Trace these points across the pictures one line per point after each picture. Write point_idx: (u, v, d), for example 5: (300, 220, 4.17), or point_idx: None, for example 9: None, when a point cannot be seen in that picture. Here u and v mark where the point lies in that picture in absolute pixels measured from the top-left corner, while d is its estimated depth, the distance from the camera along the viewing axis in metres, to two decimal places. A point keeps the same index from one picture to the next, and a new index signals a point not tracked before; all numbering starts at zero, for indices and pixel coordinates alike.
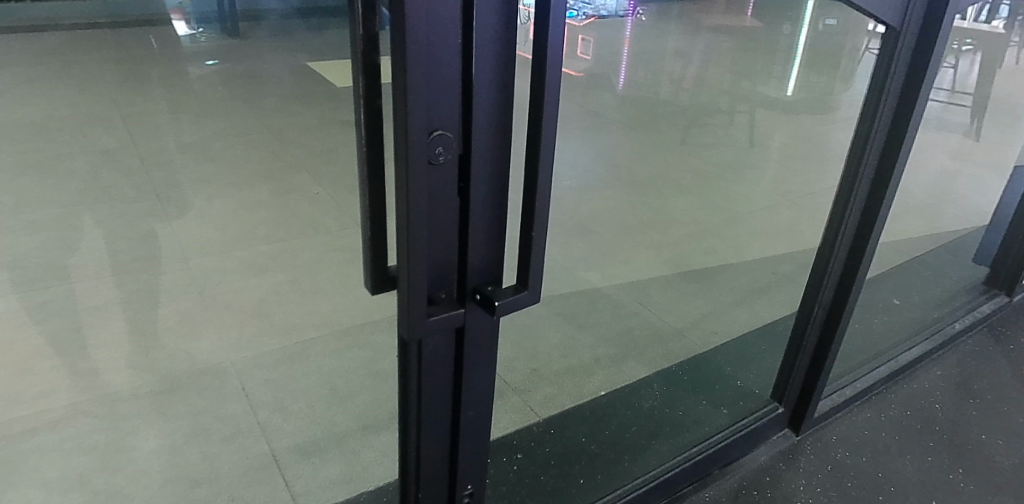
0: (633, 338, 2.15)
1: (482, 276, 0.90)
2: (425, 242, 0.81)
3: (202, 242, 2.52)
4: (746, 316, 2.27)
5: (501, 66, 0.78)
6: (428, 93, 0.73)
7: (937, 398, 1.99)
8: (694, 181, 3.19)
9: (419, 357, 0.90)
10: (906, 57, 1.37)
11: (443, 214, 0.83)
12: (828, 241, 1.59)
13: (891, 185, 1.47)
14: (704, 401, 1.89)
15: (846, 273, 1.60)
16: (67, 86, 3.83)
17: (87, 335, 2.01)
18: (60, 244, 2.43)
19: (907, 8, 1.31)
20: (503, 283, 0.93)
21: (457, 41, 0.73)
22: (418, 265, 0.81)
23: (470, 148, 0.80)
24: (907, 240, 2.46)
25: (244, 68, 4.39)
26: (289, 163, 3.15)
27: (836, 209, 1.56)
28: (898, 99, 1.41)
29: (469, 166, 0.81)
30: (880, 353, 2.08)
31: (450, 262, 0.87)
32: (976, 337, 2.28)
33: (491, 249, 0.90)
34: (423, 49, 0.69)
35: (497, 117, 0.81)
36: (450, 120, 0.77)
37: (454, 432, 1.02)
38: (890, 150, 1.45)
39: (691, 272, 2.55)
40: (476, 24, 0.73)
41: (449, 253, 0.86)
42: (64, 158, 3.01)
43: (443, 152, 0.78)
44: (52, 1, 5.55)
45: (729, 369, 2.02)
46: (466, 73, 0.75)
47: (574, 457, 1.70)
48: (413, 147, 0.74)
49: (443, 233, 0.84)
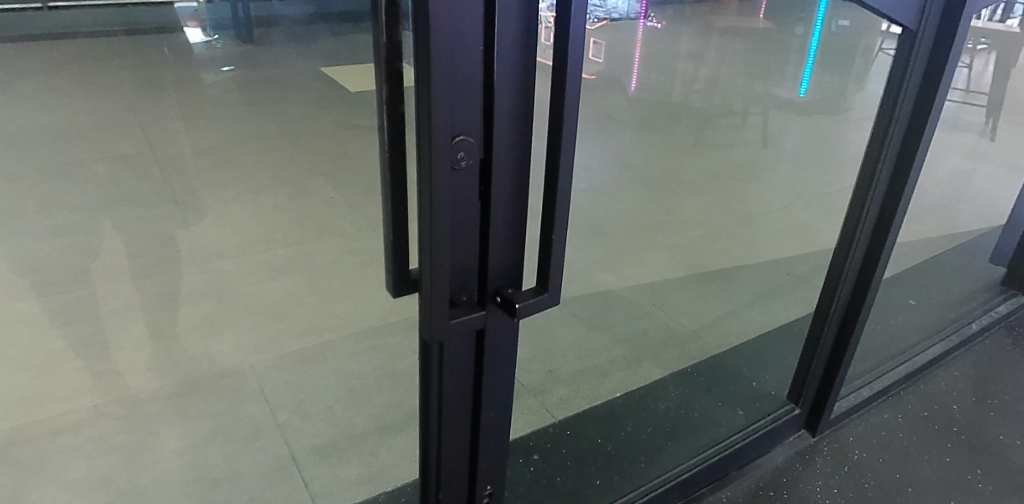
0: (648, 340, 2.16)
1: (502, 279, 0.92)
2: (447, 245, 0.82)
3: (220, 246, 2.56)
4: (761, 317, 2.27)
5: (522, 72, 0.79)
6: (451, 99, 0.74)
7: (955, 398, 1.98)
8: (707, 182, 3.19)
9: (440, 358, 0.92)
10: (922, 58, 1.37)
11: (464, 217, 0.84)
12: (845, 243, 1.59)
13: (908, 186, 1.47)
14: (720, 403, 1.89)
15: (862, 275, 1.60)
16: (86, 93, 3.89)
17: (109, 338, 2.05)
18: (81, 248, 2.48)
19: (922, 9, 1.31)
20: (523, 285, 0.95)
21: (479, 48, 0.74)
22: (440, 267, 0.83)
23: (491, 153, 0.82)
24: (924, 240, 2.45)
25: (259, 73, 4.44)
26: (304, 167, 3.19)
27: (852, 209, 1.56)
28: (915, 100, 1.41)
29: (490, 170, 0.83)
30: (897, 353, 2.07)
31: (470, 264, 0.88)
32: (994, 337, 2.27)
33: (511, 252, 0.91)
34: (445, 56, 0.71)
35: (517, 121, 0.82)
36: (472, 125, 0.78)
37: (474, 433, 1.03)
38: (907, 152, 1.45)
39: (705, 273, 2.56)
40: (497, 31, 0.74)
41: (470, 256, 0.88)
42: (84, 164, 3.06)
43: (464, 157, 0.79)
44: (70, 10, 5.64)
45: (745, 370, 2.03)
46: (488, 79, 0.77)
47: (590, 458, 1.71)
48: (436, 152, 0.75)
49: (465, 236, 0.86)
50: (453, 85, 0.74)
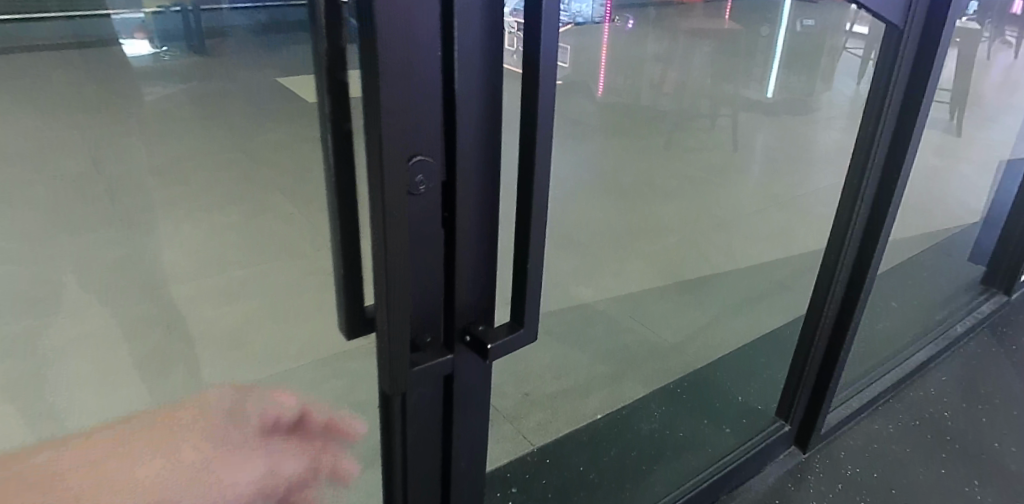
0: (629, 355, 2.06)
1: (472, 317, 0.81)
2: (406, 282, 0.71)
3: (171, 269, 2.40)
4: (744, 327, 2.20)
5: (489, 79, 0.69)
6: (406, 117, 0.63)
7: (945, 403, 1.92)
8: (679, 186, 3.10)
9: (403, 409, 0.79)
10: (909, 57, 1.29)
11: (427, 251, 0.73)
12: (832, 253, 1.51)
13: (896, 194, 1.40)
14: (706, 421, 1.80)
15: (850, 286, 1.53)
16: (28, 110, 3.68)
17: (48, 375, 1.89)
18: (19, 278, 2.30)
19: (909, 5, 1.24)
20: (495, 321, 0.84)
21: (439, 54, 0.63)
22: (399, 308, 0.71)
23: (455, 173, 0.71)
24: (903, 242, 2.41)
25: (212, 85, 4.24)
26: (262, 182, 3.03)
27: (841, 213, 1.48)
28: (903, 101, 1.34)
29: (454, 196, 0.72)
30: (884, 359, 2.01)
31: (434, 303, 0.77)
32: (977, 338, 2.23)
33: (481, 284, 0.80)
34: (398, 68, 0.60)
35: (484, 137, 0.71)
36: (431, 145, 0.67)
37: (443, 487, 0.91)
38: (894, 155, 1.38)
39: (683, 283, 2.45)
40: (459, 34, 0.63)
41: (434, 293, 0.77)
42: (24, 186, 2.87)
43: (424, 181, 0.68)
44: (13, 24, 5.40)
45: (730, 384, 1.94)
46: (448, 94, 0.66)
47: (573, 489, 1.61)
48: (391, 178, 0.64)
49: (427, 272, 0.74)
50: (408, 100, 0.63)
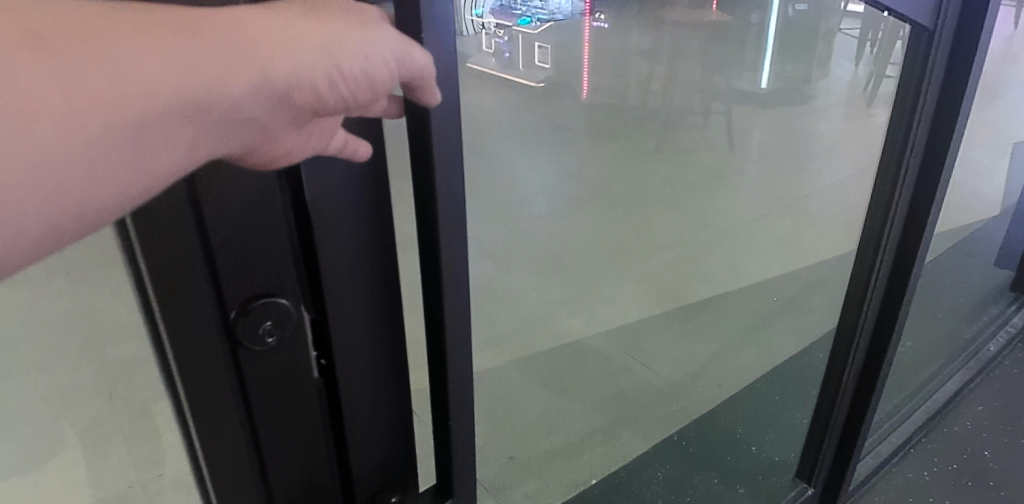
0: (627, 401, 1.84)
1: (367, 469, 0.67)
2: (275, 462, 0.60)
3: None
4: (754, 357, 1.98)
5: (366, 207, 0.56)
6: (220, 258, 0.49)
7: (985, 439, 1.70)
8: (674, 191, 2.84)
9: None
10: (940, 65, 1.07)
11: (290, 408, 0.58)
12: (856, 295, 1.29)
13: (930, 221, 1.18)
14: (716, 480, 1.60)
15: (873, 332, 1.31)
16: None
17: None
18: None
19: (941, 2, 1.01)
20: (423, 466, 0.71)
21: (280, 201, 0.51)
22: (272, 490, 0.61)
23: (331, 326, 0.58)
24: (947, 231, 2.13)
25: None
26: None
27: (865, 245, 1.26)
28: (934, 115, 1.12)
29: (334, 351, 0.59)
30: (917, 391, 1.77)
31: (312, 462, 0.63)
32: (1012, 356, 2.02)
33: (395, 432, 0.68)
34: (199, 241, 0.47)
35: (372, 272, 0.59)
36: (271, 284, 0.53)
37: None
38: (925, 180, 1.16)
39: (685, 306, 2.21)
40: (307, 176, 0.50)
41: (308, 451, 0.62)
42: None
43: (274, 329, 0.53)
44: None
45: (742, 429, 1.72)
46: (285, 215, 0.51)
47: None
48: (219, 367, 0.52)
49: (293, 431, 0.60)
50: (218, 236, 0.48)
